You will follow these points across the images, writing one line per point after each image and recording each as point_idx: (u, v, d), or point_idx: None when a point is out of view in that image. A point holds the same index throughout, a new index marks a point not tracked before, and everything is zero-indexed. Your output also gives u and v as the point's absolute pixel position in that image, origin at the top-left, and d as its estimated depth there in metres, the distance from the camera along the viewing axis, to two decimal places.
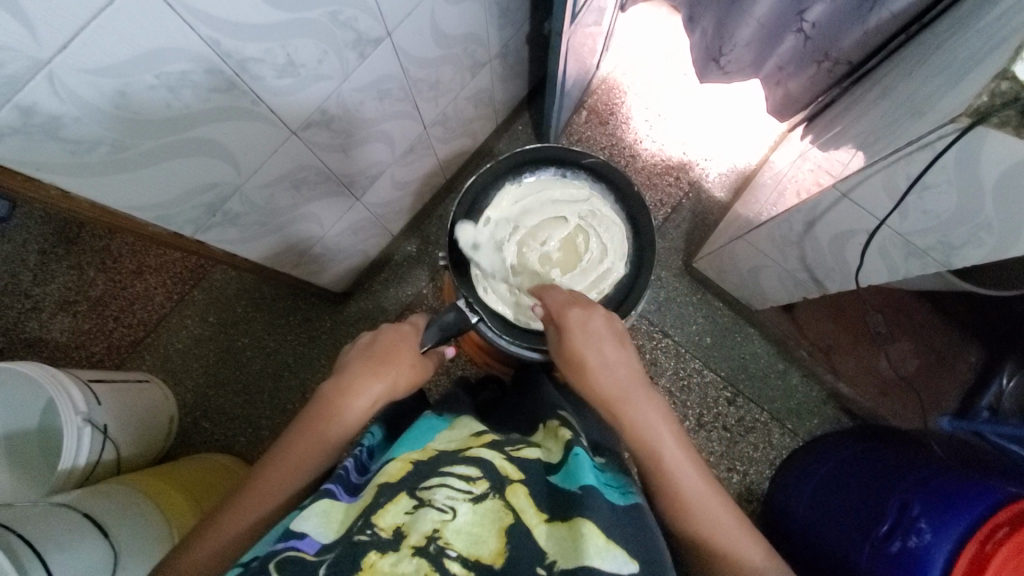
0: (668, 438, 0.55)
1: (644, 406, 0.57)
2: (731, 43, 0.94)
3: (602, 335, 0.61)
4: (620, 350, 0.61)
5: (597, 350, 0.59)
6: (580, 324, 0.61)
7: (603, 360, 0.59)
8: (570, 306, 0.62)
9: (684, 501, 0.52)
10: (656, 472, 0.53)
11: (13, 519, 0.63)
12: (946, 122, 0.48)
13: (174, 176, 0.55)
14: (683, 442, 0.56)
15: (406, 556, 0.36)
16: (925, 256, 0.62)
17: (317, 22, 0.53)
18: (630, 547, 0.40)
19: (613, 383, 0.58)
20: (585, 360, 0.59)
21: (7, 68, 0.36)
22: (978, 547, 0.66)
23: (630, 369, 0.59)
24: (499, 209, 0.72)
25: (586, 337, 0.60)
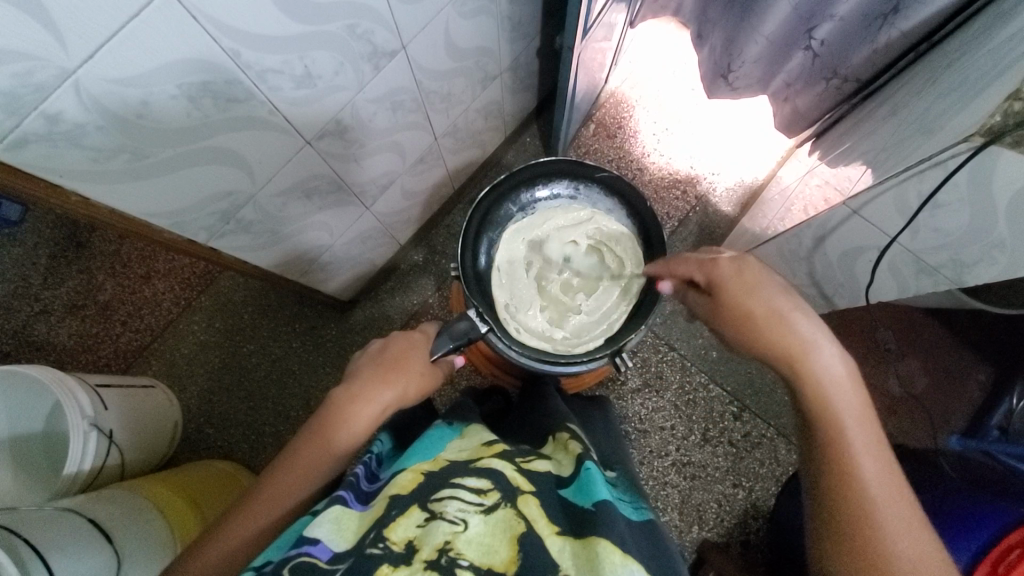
0: (856, 410, 0.47)
1: (831, 369, 0.48)
2: (739, 60, 0.94)
3: (771, 282, 0.51)
4: (793, 298, 0.50)
5: (769, 297, 0.50)
6: (736, 272, 0.52)
7: (783, 311, 0.50)
8: (713, 259, 0.54)
9: (863, 480, 0.44)
10: (833, 449, 0.46)
11: (18, 524, 0.62)
12: (960, 141, 0.49)
13: (190, 184, 0.56)
14: (872, 419, 0.47)
15: (419, 570, 0.36)
16: (936, 274, 0.62)
17: (334, 35, 0.54)
18: (644, 564, 0.39)
19: (799, 337, 0.49)
20: (752, 307, 0.50)
21: (35, 77, 0.37)
22: (991, 568, 0.66)
23: (821, 326, 0.49)
24: (512, 249, 0.75)
25: (754, 285, 0.51)
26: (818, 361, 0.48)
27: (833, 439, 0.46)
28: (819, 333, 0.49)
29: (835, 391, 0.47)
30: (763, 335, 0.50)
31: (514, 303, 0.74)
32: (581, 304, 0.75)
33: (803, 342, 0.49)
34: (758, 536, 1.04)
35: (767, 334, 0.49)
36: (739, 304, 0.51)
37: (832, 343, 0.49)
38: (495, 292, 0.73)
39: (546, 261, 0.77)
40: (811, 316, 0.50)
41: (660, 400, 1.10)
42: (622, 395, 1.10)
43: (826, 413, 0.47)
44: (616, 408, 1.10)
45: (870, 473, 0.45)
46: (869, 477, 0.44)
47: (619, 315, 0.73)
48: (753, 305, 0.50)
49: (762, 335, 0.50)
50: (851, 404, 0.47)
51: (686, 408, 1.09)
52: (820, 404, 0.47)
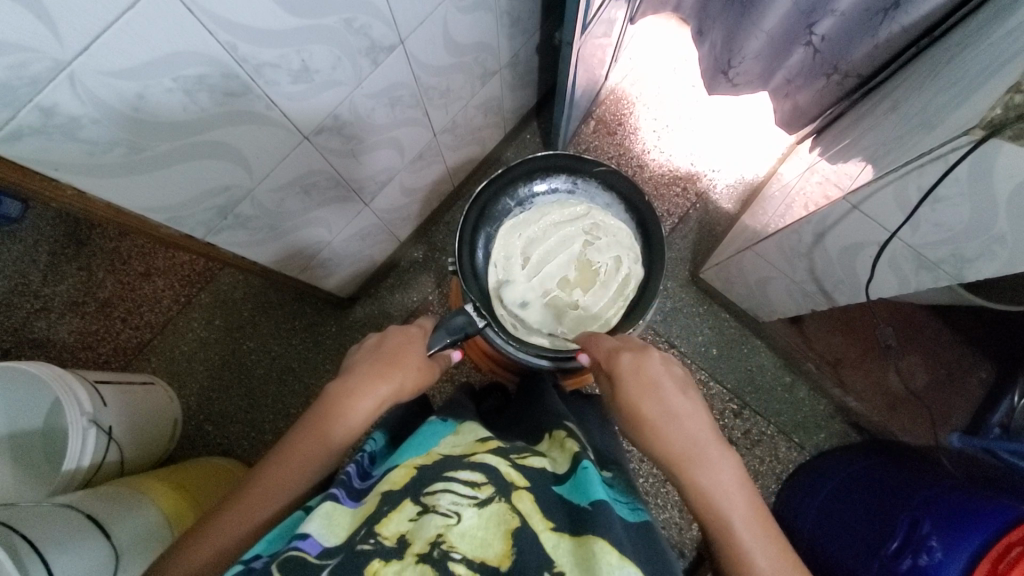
0: (747, 509, 0.46)
1: (720, 472, 0.48)
2: (740, 55, 0.94)
3: (663, 382, 0.53)
4: (641, 401, 0.52)
5: (659, 398, 0.52)
6: (634, 370, 0.54)
7: (671, 412, 0.51)
8: (619, 351, 0.57)
9: None
10: (727, 552, 0.45)
11: (16, 519, 0.62)
12: (960, 134, 0.49)
13: (187, 179, 0.56)
14: (768, 523, 0.46)
15: (410, 564, 0.36)
16: (937, 269, 0.62)
17: (332, 28, 0.53)
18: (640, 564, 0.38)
19: (686, 439, 0.50)
20: (640, 407, 0.52)
21: (30, 69, 0.37)
22: (992, 566, 0.66)
23: (706, 431, 0.51)
24: (509, 244, 0.75)
25: (647, 382, 0.53)
26: (701, 467, 0.48)
27: (725, 543, 0.45)
28: (702, 435, 0.50)
29: (726, 496, 0.47)
30: (656, 436, 0.51)
31: (511, 298, 0.74)
32: (578, 300, 0.74)
33: (686, 445, 0.50)
34: None
35: (659, 436, 0.51)
36: (635, 402, 0.53)
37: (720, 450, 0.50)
38: (491, 288, 0.73)
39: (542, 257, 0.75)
40: (702, 421, 0.51)
41: None
42: None
43: (715, 517, 0.46)
44: None
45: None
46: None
47: (615, 313, 0.73)
48: (642, 403, 0.52)
49: (657, 436, 0.51)
50: (739, 508, 0.46)
51: None
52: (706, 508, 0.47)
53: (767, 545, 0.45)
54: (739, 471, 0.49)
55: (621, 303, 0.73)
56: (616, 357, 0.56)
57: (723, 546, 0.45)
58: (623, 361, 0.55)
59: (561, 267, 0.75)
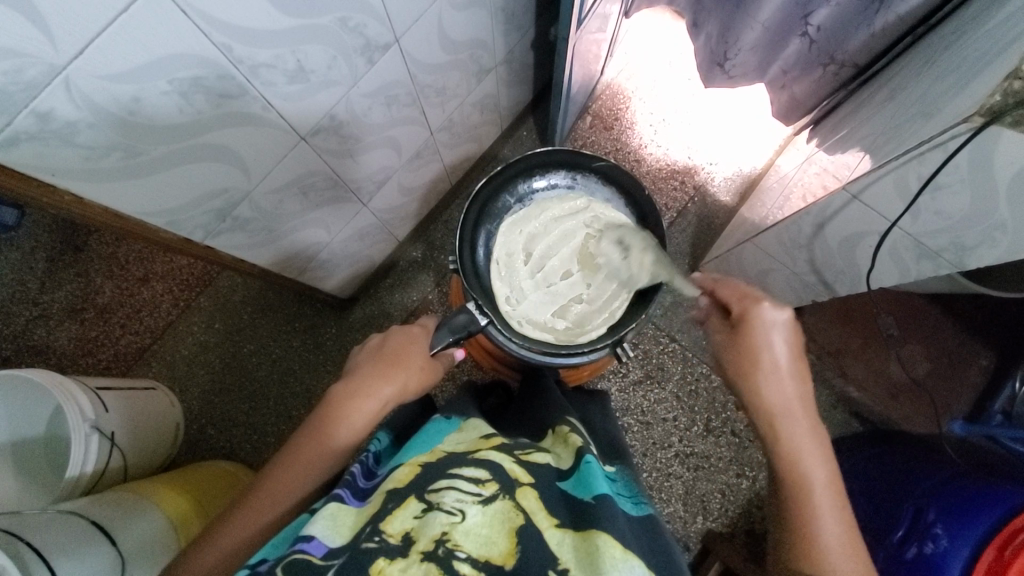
0: (824, 479, 0.49)
1: (808, 437, 0.51)
2: (735, 47, 0.94)
3: (790, 342, 0.54)
4: (758, 351, 0.54)
5: (776, 352, 0.54)
6: (763, 325, 0.55)
7: (779, 370, 0.54)
8: (756, 298, 0.56)
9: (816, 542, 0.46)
10: (797, 506, 0.49)
11: (20, 527, 0.62)
12: (958, 122, 0.48)
13: (184, 183, 0.55)
14: (840, 491, 0.50)
15: (415, 562, 0.35)
16: (937, 258, 0.62)
17: (327, 28, 0.53)
18: (643, 558, 0.39)
19: (783, 399, 0.53)
20: (757, 359, 0.54)
21: (25, 74, 0.37)
22: (997, 552, 0.66)
23: (808, 397, 0.53)
24: (511, 241, 0.75)
25: (767, 337, 0.54)
26: (790, 427, 0.52)
27: (797, 497, 0.49)
28: (799, 400, 0.53)
29: (808, 460, 0.50)
30: (758, 388, 0.54)
31: (515, 296, 0.74)
32: (582, 294, 0.74)
33: (784, 405, 0.53)
34: (764, 525, 1.04)
35: (762, 389, 0.53)
36: (753, 353, 0.54)
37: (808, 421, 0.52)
38: (494, 286, 0.73)
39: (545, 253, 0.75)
40: (805, 385, 0.54)
41: (662, 391, 1.10)
42: (623, 387, 1.10)
43: (796, 475, 0.50)
44: (616, 400, 1.09)
45: (826, 535, 0.47)
46: (824, 540, 0.47)
47: (620, 303, 0.73)
48: (759, 357, 0.54)
49: (762, 389, 0.53)
50: (819, 474, 0.50)
51: (687, 399, 1.09)
52: (792, 466, 0.50)
53: (835, 511, 0.48)
54: (823, 441, 0.52)
55: (624, 293, 0.72)
56: (739, 303, 0.57)
57: (795, 500, 0.49)
58: (759, 309, 0.55)
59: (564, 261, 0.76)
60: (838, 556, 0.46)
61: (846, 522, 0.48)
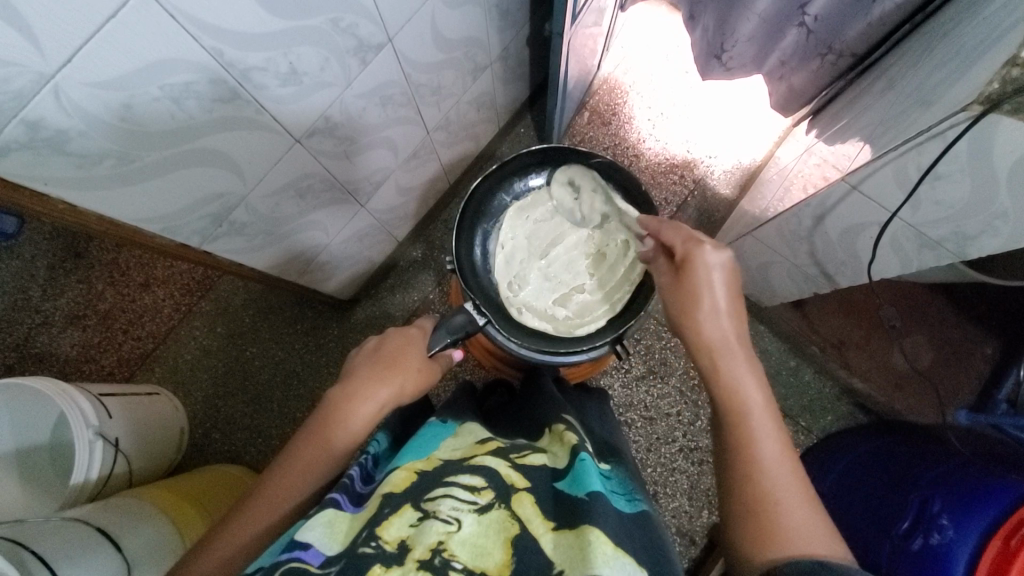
0: (761, 406, 0.50)
1: (745, 370, 0.52)
2: (732, 39, 0.92)
3: (729, 284, 0.54)
4: (699, 292, 0.53)
5: (717, 292, 0.53)
6: (704, 265, 0.54)
7: (719, 309, 0.53)
8: (698, 241, 0.55)
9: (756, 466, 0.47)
10: (739, 434, 0.49)
11: (24, 535, 0.63)
12: (958, 110, 0.48)
13: (178, 189, 0.55)
14: (778, 419, 0.50)
15: (411, 571, 0.35)
16: (939, 248, 0.61)
17: (318, 29, 0.53)
18: (637, 556, 0.39)
19: (720, 336, 0.53)
20: (698, 298, 0.53)
21: (13, 84, 0.36)
22: (1003, 542, 0.65)
23: (743, 336, 0.54)
24: (515, 228, 0.73)
25: (710, 279, 0.53)
26: (731, 361, 0.52)
27: (736, 425, 0.49)
28: (735, 334, 0.53)
29: (747, 388, 0.51)
30: (698, 327, 0.53)
31: (517, 281, 0.73)
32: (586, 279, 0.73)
33: (723, 341, 0.53)
34: None
35: (701, 327, 0.53)
36: (697, 292, 0.54)
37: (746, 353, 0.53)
38: (496, 278, 0.73)
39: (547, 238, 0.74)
40: (738, 324, 0.54)
41: (665, 386, 1.09)
42: (626, 383, 1.10)
43: (733, 410, 0.50)
44: (619, 396, 1.09)
45: (768, 462, 0.47)
46: (769, 469, 0.47)
47: (621, 296, 0.71)
48: (701, 298, 0.53)
49: (699, 328, 0.53)
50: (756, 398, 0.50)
51: (690, 394, 1.09)
52: (731, 399, 0.51)
53: (774, 436, 0.49)
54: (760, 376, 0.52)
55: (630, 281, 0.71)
56: (684, 244, 0.56)
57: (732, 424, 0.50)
58: (700, 250, 0.55)
59: (568, 250, 0.74)
60: (783, 485, 0.46)
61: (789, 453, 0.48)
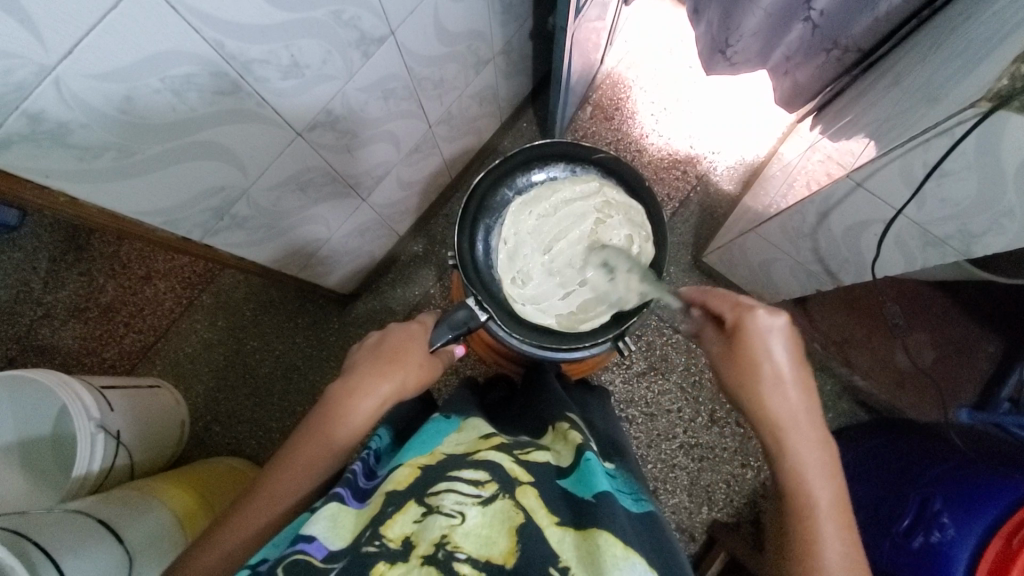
0: (827, 494, 0.49)
1: (812, 450, 0.51)
2: (737, 33, 0.90)
3: (792, 353, 0.53)
4: (761, 364, 0.53)
5: (778, 361, 0.53)
6: (761, 333, 0.53)
7: (783, 378, 0.53)
8: (749, 306, 0.55)
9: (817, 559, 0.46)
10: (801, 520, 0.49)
11: (26, 527, 0.63)
12: (966, 107, 0.47)
13: (180, 181, 0.55)
14: (845, 508, 0.50)
15: (416, 567, 0.35)
16: (944, 245, 0.61)
17: (321, 21, 0.52)
18: (647, 556, 0.39)
19: (784, 412, 0.52)
20: (758, 368, 0.53)
21: (14, 75, 0.36)
22: (1005, 542, 0.66)
23: (814, 409, 0.53)
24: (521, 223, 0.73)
25: (768, 347, 0.53)
26: (798, 439, 0.51)
27: (800, 512, 0.49)
28: (802, 410, 0.52)
29: (813, 469, 0.50)
30: (762, 401, 0.53)
31: (522, 276, 0.73)
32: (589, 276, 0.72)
33: (791, 418, 0.52)
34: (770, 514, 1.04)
35: (767, 401, 0.53)
36: (755, 363, 0.53)
37: (810, 433, 0.52)
38: (500, 274, 0.72)
39: (552, 233, 0.73)
40: (807, 394, 0.53)
41: (666, 382, 1.09)
42: (627, 378, 1.10)
43: (799, 489, 0.50)
44: (620, 392, 1.09)
45: (830, 555, 0.47)
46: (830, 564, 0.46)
47: (625, 292, 0.72)
48: (761, 369, 0.53)
49: (761, 401, 0.53)
50: (822, 483, 0.50)
51: (691, 390, 1.09)
52: (796, 482, 0.50)
53: (839, 529, 0.48)
54: (830, 455, 0.52)
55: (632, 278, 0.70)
56: (732, 312, 0.56)
57: (795, 511, 0.49)
58: (753, 317, 0.54)
59: (573, 245, 0.73)
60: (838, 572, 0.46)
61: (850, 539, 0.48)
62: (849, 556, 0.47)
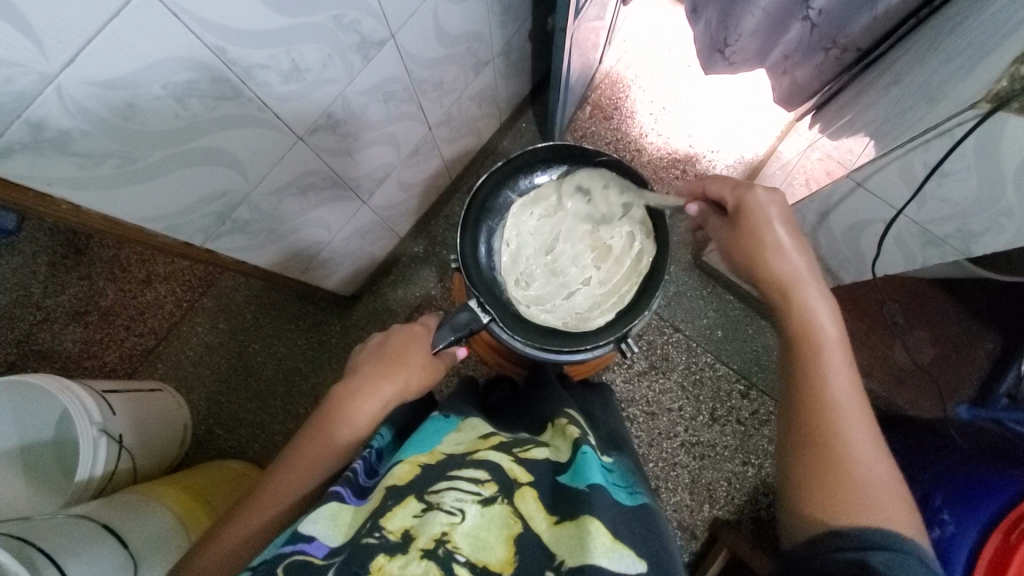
0: (833, 336, 0.53)
1: (819, 301, 0.54)
2: (735, 33, 0.90)
3: (789, 221, 0.56)
4: (766, 232, 0.56)
5: (778, 230, 0.55)
6: (758, 206, 0.56)
7: (783, 247, 0.55)
8: (747, 186, 0.57)
9: (828, 391, 0.51)
10: (811, 361, 0.53)
11: (31, 533, 0.63)
12: (966, 108, 0.48)
13: (182, 188, 0.55)
14: (847, 349, 0.54)
15: (414, 560, 0.35)
16: (943, 245, 0.61)
17: (320, 26, 0.52)
18: (636, 547, 0.39)
19: (789, 272, 0.55)
20: (764, 238, 0.56)
21: (16, 84, 0.36)
22: (1004, 537, 0.65)
23: (813, 266, 0.56)
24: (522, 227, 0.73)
25: (769, 218, 0.56)
26: (805, 292, 0.55)
27: (810, 354, 0.53)
28: (807, 267, 0.55)
29: (822, 317, 0.54)
30: (767, 266, 0.56)
31: (525, 278, 0.73)
32: (592, 274, 0.73)
33: (796, 276, 0.55)
34: (770, 512, 1.04)
35: (769, 264, 0.56)
36: (757, 233, 0.56)
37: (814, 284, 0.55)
38: (502, 276, 0.72)
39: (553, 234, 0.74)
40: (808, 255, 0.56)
41: (667, 381, 1.10)
42: (628, 378, 1.10)
43: (809, 334, 0.53)
44: (622, 391, 1.10)
45: (836, 385, 0.51)
46: (839, 392, 0.51)
47: (629, 288, 0.71)
48: (764, 238, 0.56)
49: (767, 265, 0.56)
50: (829, 323, 0.54)
51: (692, 388, 1.09)
52: (804, 329, 0.54)
53: (845, 364, 0.52)
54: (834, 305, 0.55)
55: (637, 277, 0.71)
56: (734, 193, 0.58)
57: (806, 353, 0.53)
58: (753, 195, 0.57)
59: (574, 236, 0.74)
60: (845, 404, 0.50)
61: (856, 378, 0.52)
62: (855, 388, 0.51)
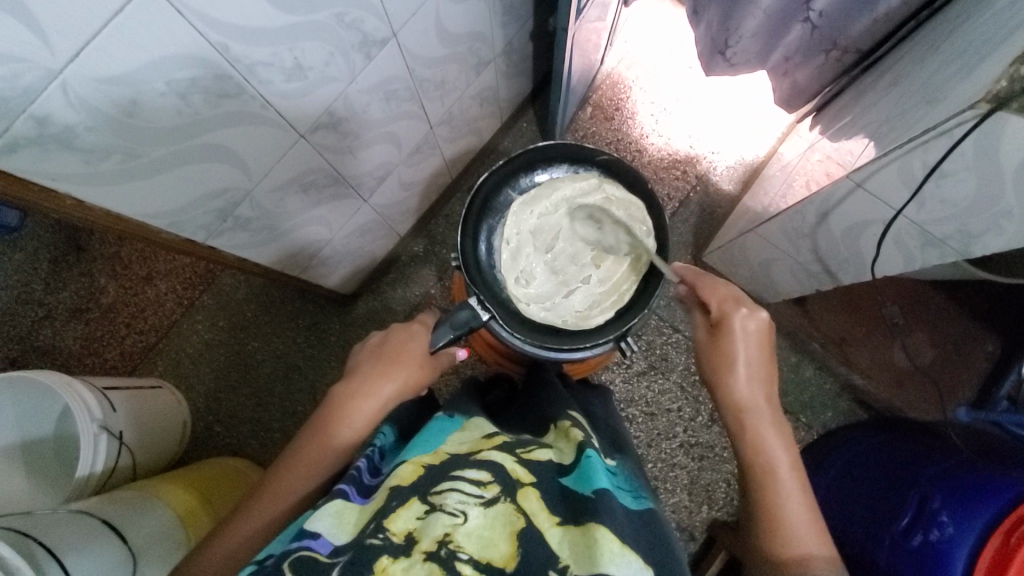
0: (788, 466, 0.55)
1: (772, 433, 0.56)
2: (736, 35, 0.90)
3: (756, 344, 0.58)
4: (728, 354, 0.58)
5: (742, 354, 0.58)
6: (725, 332, 0.58)
7: (743, 370, 0.58)
8: (729, 304, 0.59)
9: (783, 525, 0.52)
10: (764, 489, 0.54)
11: (32, 528, 0.63)
12: (965, 108, 0.48)
13: (185, 184, 0.55)
14: (804, 479, 0.55)
15: (418, 562, 0.36)
16: (943, 245, 0.61)
17: (323, 24, 0.53)
18: (643, 552, 0.40)
19: (747, 399, 0.57)
20: (727, 361, 0.58)
21: (22, 79, 0.36)
22: (1004, 539, 0.65)
23: (771, 394, 0.58)
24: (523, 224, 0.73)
25: (736, 342, 0.58)
26: (759, 423, 0.57)
27: (764, 482, 0.54)
28: (762, 396, 0.58)
29: (777, 447, 0.55)
30: (726, 388, 0.58)
31: (525, 275, 0.73)
32: (591, 273, 0.73)
33: (751, 402, 0.57)
34: None
35: (729, 388, 0.58)
36: (725, 353, 0.58)
37: (768, 415, 0.57)
38: (502, 274, 0.72)
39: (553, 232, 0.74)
40: (768, 382, 0.58)
41: (666, 381, 1.10)
42: (627, 378, 1.10)
43: (763, 462, 0.55)
44: (621, 392, 1.10)
45: (791, 517, 0.52)
46: (791, 523, 0.52)
47: (629, 285, 0.72)
48: (727, 360, 0.58)
49: (727, 390, 0.58)
50: (783, 452, 0.55)
51: (691, 389, 1.09)
52: (756, 457, 0.56)
53: (799, 493, 0.53)
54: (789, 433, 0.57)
55: (636, 276, 0.72)
56: (718, 307, 0.60)
57: (759, 479, 0.55)
58: (728, 313, 0.59)
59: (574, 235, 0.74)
60: (800, 539, 0.51)
61: (810, 503, 0.53)
62: (812, 519, 0.52)
